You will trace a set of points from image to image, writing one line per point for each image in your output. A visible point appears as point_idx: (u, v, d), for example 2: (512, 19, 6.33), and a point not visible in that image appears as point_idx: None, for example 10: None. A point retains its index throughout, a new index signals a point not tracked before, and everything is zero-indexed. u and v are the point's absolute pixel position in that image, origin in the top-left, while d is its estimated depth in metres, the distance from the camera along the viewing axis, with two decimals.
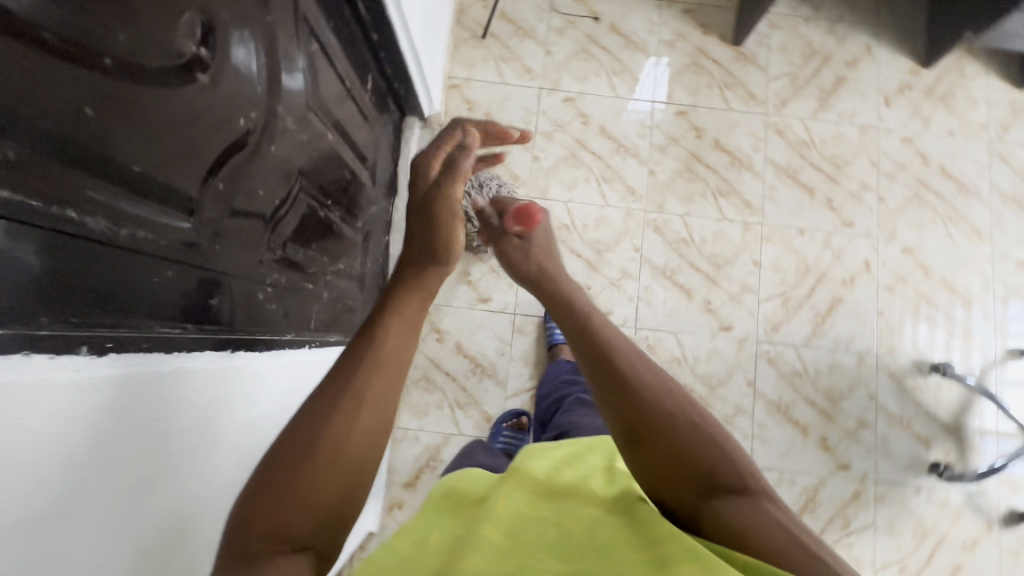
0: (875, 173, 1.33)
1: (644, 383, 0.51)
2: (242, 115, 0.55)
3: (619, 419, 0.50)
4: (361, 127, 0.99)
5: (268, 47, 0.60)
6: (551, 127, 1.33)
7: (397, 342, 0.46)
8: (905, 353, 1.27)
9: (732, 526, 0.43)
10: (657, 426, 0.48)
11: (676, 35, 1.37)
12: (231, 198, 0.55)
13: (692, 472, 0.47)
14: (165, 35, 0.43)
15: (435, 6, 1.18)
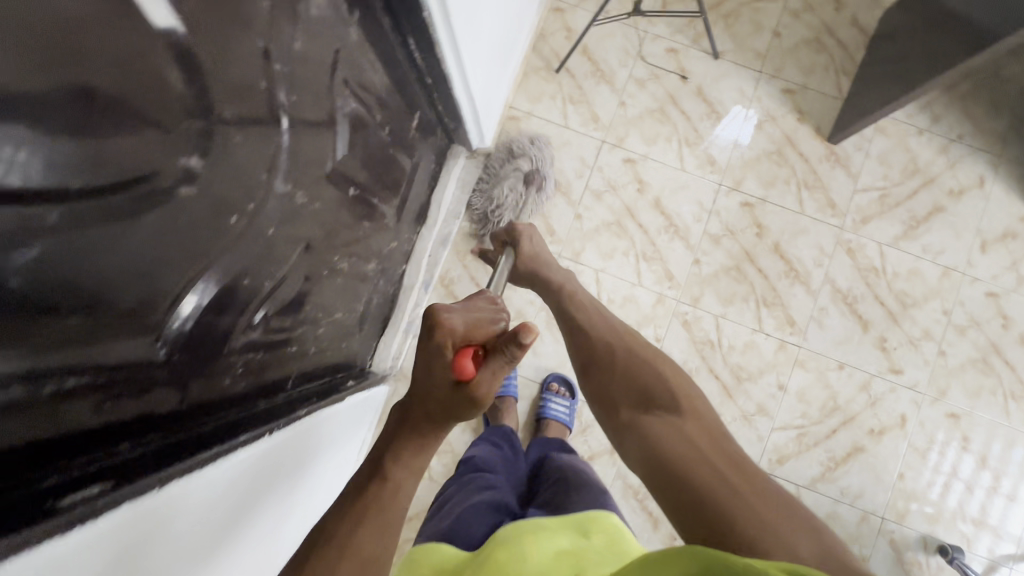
0: (943, 322, 1.19)
1: (600, 330, 0.69)
2: (235, 210, 0.50)
3: (580, 354, 0.68)
4: (395, 166, 0.93)
5: (288, 127, 0.55)
6: (602, 186, 1.24)
7: (408, 488, 0.48)
8: (915, 523, 1.17)
9: (655, 439, 0.55)
10: (602, 359, 0.65)
11: (766, 115, 1.24)
12: (206, 300, 0.50)
13: (633, 394, 0.60)
14: (144, 162, 0.38)
15: (511, 37, 1.09)
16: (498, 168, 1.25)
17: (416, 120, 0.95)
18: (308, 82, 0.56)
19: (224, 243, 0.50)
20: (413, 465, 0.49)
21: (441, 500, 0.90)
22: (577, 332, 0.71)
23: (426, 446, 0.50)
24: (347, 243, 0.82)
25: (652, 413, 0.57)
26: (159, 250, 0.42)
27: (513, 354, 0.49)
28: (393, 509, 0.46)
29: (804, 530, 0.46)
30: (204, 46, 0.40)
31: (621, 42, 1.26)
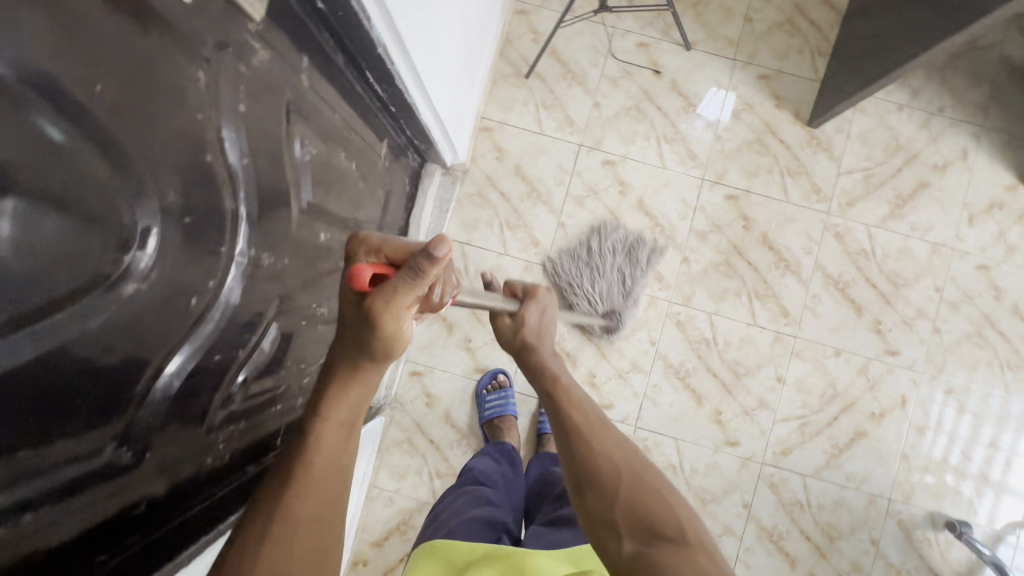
0: (936, 299, 1.19)
1: (601, 441, 0.60)
2: (193, 290, 0.48)
3: (574, 468, 0.59)
4: (367, 197, 0.90)
5: (243, 193, 0.52)
6: (582, 191, 1.21)
7: (334, 436, 0.46)
8: (922, 502, 1.17)
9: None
10: (599, 474, 0.57)
11: (744, 104, 1.21)
12: (173, 388, 0.48)
13: (634, 517, 0.52)
14: (76, 275, 0.35)
15: (477, 48, 1.05)
16: (475, 182, 1.21)
17: (384, 149, 0.91)
18: (259, 142, 0.53)
19: (186, 327, 0.48)
20: (337, 417, 0.46)
21: (436, 511, 0.88)
22: (574, 439, 0.61)
23: (349, 400, 0.47)
24: (324, 287, 0.79)
25: (662, 546, 0.49)
26: (107, 356, 0.39)
27: (415, 266, 0.42)
28: (321, 462, 0.44)
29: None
30: (134, 135, 0.37)
31: (590, 41, 1.22)
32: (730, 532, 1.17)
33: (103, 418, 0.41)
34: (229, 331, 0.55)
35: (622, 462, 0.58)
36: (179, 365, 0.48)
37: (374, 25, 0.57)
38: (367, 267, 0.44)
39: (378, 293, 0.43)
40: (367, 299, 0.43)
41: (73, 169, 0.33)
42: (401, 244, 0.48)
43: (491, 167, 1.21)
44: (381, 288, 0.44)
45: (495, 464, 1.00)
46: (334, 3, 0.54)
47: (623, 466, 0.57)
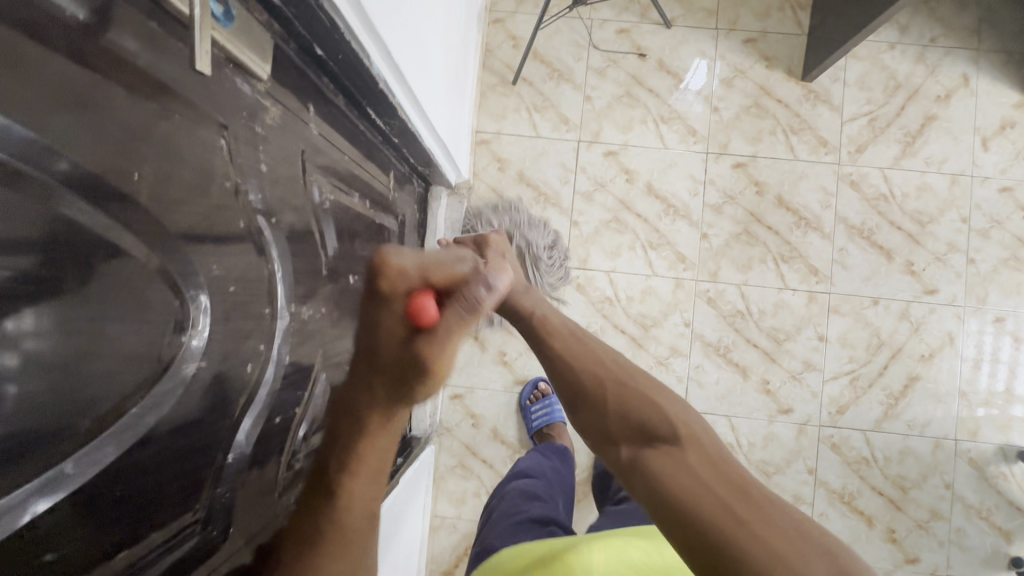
0: (965, 230, 1.16)
1: (584, 355, 0.59)
2: (247, 357, 0.47)
3: (563, 389, 0.58)
4: (384, 232, 0.89)
5: (276, 252, 0.52)
6: (588, 185, 1.20)
7: (365, 490, 0.45)
8: (989, 437, 1.14)
9: (658, 480, 0.45)
10: (587, 392, 0.55)
11: (734, 71, 1.20)
12: (244, 458, 0.47)
13: (626, 422, 0.51)
14: (138, 370, 0.34)
15: (463, 64, 1.04)
16: (481, 196, 1.21)
17: (392, 180, 0.91)
18: (283, 199, 0.53)
19: (246, 397, 0.47)
20: (365, 471, 0.45)
21: (492, 505, 0.93)
22: (557, 361, 0.60)
23: (379, 447, 0.45)
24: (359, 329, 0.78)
25: (652, 449, 0.48)
26: (181, 440, 0.39)
27: (472, 304, 0.47)
28: (356, 513, 0.45)
29: (827, 559, 0.39)
30: (175, 218, 0.37)
31: (570, 37, 1.22)
32: (801, 501, 1.15)
33: (185, 504, 0.40)
34: (285, 389, 0.54)
35: (604, 369, 0.56)
36: (246, 437, 0.47)
37: (374, 59, 0.56)
38: (432, 301, 0.44)
39: (444, 334, 0.44)
40: (430, 334, 0.44)
41: (118, 263, 0.32)
42: (441, 271, 0.49)
43: (494, 178, 1.21)
44: (443, 328, 0.44)
45: (545, 459, 1.02)
46: (332, 47, 0.52)
47: (607, 378, 0.55)
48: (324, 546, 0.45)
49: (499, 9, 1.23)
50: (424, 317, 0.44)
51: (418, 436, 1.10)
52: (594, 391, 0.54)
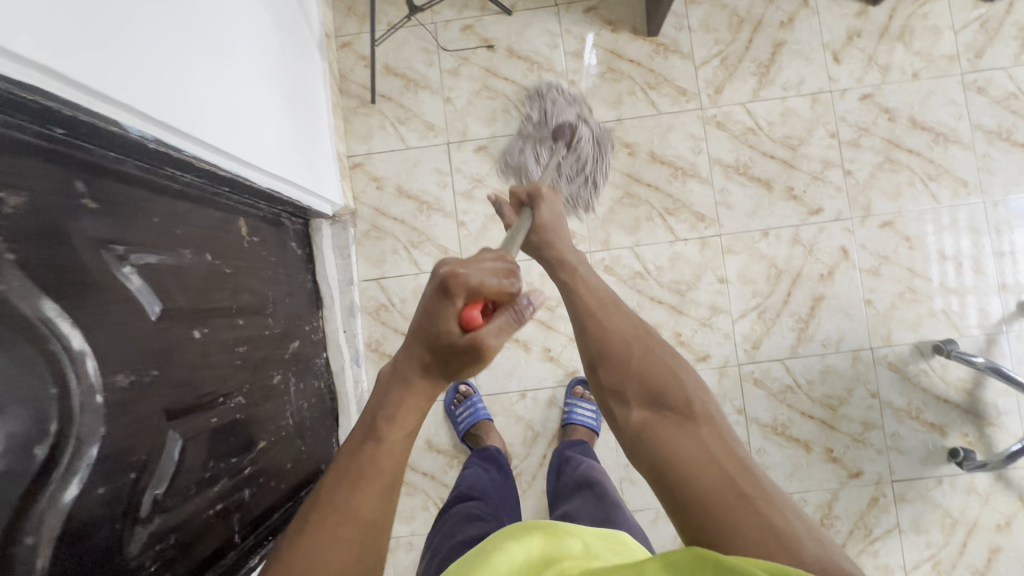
0: (835, 145, 1.18)
1: (610, 317, 0.66)
2: (38, 441, 0.48)
3: (587, 350, 0.65)
4: (248, 279, 0.91)
5: (65, 328, 0.52)
6: (466, 183, 1.21)
7: (399, 439, 0.53)
8: (903, 338, 1.16)
9: (665, 441, 0.55)
10: (612, 355, 0.62)
11: (582, 42, 1.22)
12: (54, 536, 0.49)
13: (644, 389, 0.59)
14: None
15: (302, 98, 1.06)
16: (367, 218, 1.22)
17: (246, 225, 0.92)
18: (67, 276, 0.54)
19: (43, 480, 0.48)
20: (403, 426, 0.54)
21: (434, 531, 0.89)
22: (582, 321, 0.67)
23: (422, 403, 0.55)
24: (231, 377, 0.80)
25: (667, 417, 0.57)
26: None
27: (518, 314, 0.55)
28: (387, 468, 0.52)
29: (800, 520, 0.49)
30: None
31: (417, 45, 1.23)
32: (737, 442, 1.16)
33: None
34: (108, 462, 0.55)
35: (632, 340, 0.63)
36: (50, 519, 0.49)
37: (123, 123, 0.59)
38: (476, 312, 0.53)
39: (493, 339, 0.53)
40: (487, 341, 0.53)
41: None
42: (496, 281, 0.55)
43: (375, 198, 1.22)
44: (493, 331, 0.54)
45: (484, 474, 1.00)
46: (67, 122, 0.53)
47: (637, 344, 0.63)
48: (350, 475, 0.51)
49: (344, 33, 1.24)
50: (473, 323, 0.53)
51: None
52: (621, 361, 0.62)
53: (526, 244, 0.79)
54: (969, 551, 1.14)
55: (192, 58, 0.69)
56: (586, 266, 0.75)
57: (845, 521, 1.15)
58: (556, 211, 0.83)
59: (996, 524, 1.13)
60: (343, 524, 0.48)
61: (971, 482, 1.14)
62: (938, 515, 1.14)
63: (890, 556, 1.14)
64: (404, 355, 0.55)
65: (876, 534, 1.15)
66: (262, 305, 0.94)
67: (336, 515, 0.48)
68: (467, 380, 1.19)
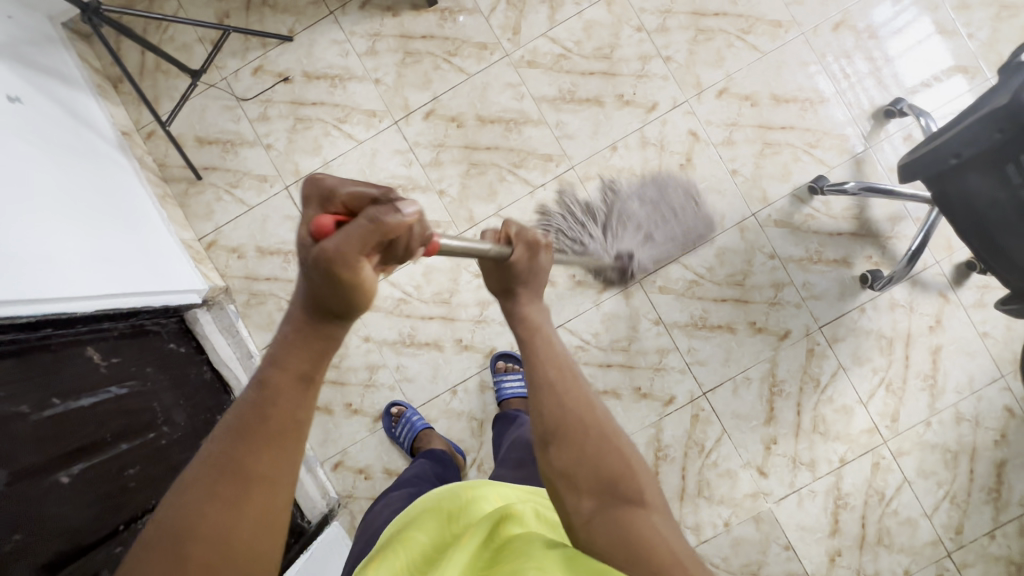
0: (646, 37, 1.17)
1: (569, 391, 0.58)
2: None
3: (542, 422, 0.56)
4: (122, 399, 0.90)
5: None
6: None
7: (294, 389, 0.44)
8: (779, 193, 1.16)
9: (620, 538, 0.49)
10: (568, 434, 0.55)
11: (371, 38, 1.19)
12: None
13: (601, 475, 0.53)
14: None
15: (109, 207, 1.03)
16: (242, 289, 1.21)
17: (99, 351, 0.91)
18: None
19: None
20: (296, 371, 0.44)
21: (368, 519, 0.79)
22: (536, 372, 0.60)
23: (318, 351, 0.45)
24: (125, 506, 0.80)
25: (622, 512, 0.51)
26: None
27: (375, 214, 0.41)
28: (282, 420, 0.43)
29: None
30: None
31: (218, 105, 1.21)
32: (666, 350, 1.17)
33: None
34: None
35: (587, 420, 0.56)
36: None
37: None
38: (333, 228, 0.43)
39: (332, 240, 0.41)
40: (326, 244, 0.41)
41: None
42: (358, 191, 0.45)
43: (242, 267, 1.21)
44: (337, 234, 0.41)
45: (434, 466, 0.96)
46: None
47: (596, 427, 0.56)
48: (244, 437, 0.41)
49: (145, 123, 1.22)
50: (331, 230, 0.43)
51: (314, 523, 1.11)
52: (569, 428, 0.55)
53: (492, 279, 0.67)
54: (914, 360, 1.16)
55: None
56: (547, 323, 0.66)
57: (793, 381, 1.17)
58: (539, 265, 0.67)
59: (928, 327, 1.16)
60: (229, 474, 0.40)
61: (892, 298, 1.16)
62: (874, 340, 1.16)
63: (844, 395, 1.16)
64: (295, 311, 0.46)
65: (824, 381, 1.16)
66: (151, 419, 0.93)
67: (227, 487, 0.39)
68: (398, 400, 1.18)
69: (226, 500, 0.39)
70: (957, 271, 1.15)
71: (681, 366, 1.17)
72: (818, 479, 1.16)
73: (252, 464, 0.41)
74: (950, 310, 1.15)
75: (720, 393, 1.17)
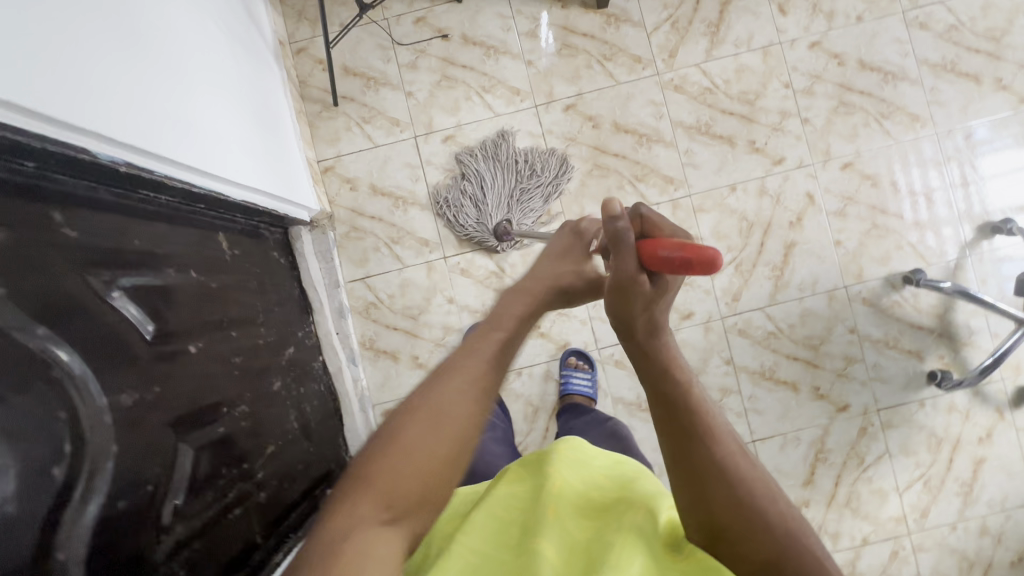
0: (791, 95, 1.21)
1: (715, 426, 0.53)
2: (62, 441, 0.52)
3: (688, 459, 0.52)
4: (235, 289, 0.92)
5: (58, 343, 0.54)
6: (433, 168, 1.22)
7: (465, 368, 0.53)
8: (874, 274, 1.21)
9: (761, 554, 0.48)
10: (716, 468, 0.51)
11: (535, 21, 1.23)
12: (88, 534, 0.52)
13: (742, 506, 0.49)
14: None
15: (264, 107, 1.06)
16: (345, 220, 1.24)
17: (227, 239, 0.93)
18: (55, 304, 0.55)
19: (73, 488, 0.52)
20: (471, 358, 0.53)
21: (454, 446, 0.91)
22: (695, 445, 0.52)
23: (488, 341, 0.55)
24: (230, 389, 0.81)
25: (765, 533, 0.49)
26: (11, 514, 0.46)
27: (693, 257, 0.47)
28: (450, 416, 0.50)
29: None
30: None
31: (372, 42, 1.24)
32: (729, 391, 1.21)
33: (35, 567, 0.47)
34: (128, 473, 0.58)
35: (746, 483, 0.50)
36: (83, 516, 0.52)
37: (93, 149, 0.60)
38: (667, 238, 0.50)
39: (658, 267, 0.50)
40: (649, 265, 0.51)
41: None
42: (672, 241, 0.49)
43: (351, 200, 1.23)
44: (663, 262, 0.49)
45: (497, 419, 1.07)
46: (41, 155, 0.55)
47: (738, 455, 0.52)
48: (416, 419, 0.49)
49: (297, 38, 1.24)
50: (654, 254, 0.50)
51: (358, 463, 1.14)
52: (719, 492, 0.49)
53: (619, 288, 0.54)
54: (956, 466, 1.20)
55: (144, 82, 0.68)
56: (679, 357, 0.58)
57: (838, 453, 1.20)
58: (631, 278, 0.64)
59: (977, 437, 1.20)
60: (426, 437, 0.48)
61: (951, 401, 1.20)
62: (924, 435, 1.20)
63: (883, 480, 1.20)
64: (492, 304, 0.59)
65: (868, 461, 1.20)
66: (253, 317, 0.95)
67: (400, 463, 0.47)
68: None
69: (414, 474, 0.47)
70: (1018, 393, 1.20)
71: (739, 409, 1.21)
72: (837, 551, 1.19)
73: (436, 437, 0.49)
74: (1002, 428, 1.19)
75: (768, 445, 1.20)
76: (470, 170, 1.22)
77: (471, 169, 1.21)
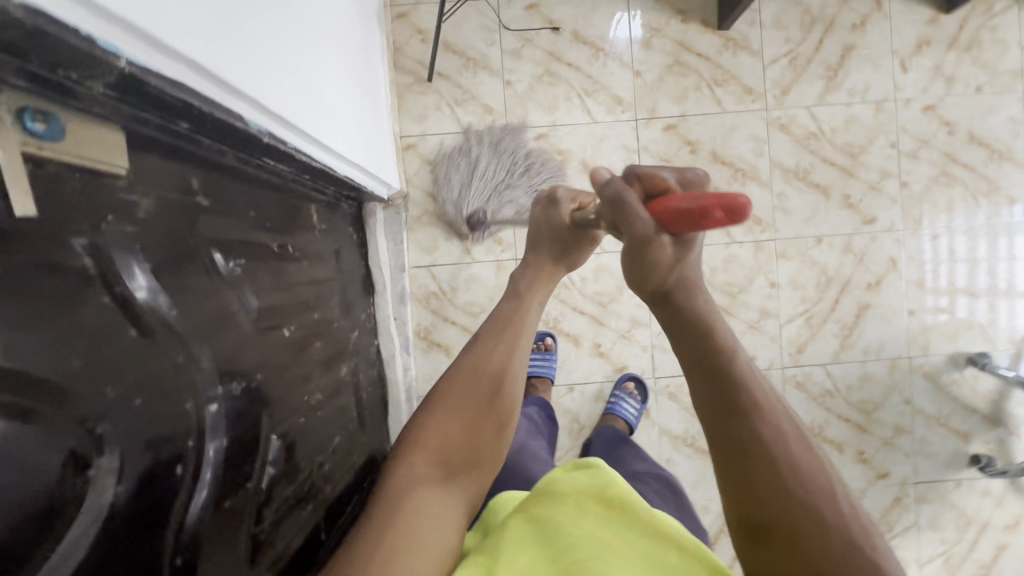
0: (895, 155, 1.18)
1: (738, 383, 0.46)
2: (185, 438, 0.48)
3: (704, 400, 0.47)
4: (318, 265, 0.87)
5: (185, 328, 0.50)
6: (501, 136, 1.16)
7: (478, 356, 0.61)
8: (940, 349, 1.20)
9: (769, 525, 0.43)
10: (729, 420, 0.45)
11: (651, 30, 1.17)
12: (198, 534, 0.49)
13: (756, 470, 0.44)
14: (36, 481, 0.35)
15: (368, 74, 0.99)
16: (419, 203, 1.19)
17: (316, 212, 0.88)
18: (183, 282, 0.51)
19: (190, 484, 0.48)
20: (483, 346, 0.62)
21: None
22: (732, 412, 0.45)
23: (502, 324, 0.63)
24: (309, 376, 0.78)
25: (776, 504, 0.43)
26: (138, 516, 0.43)
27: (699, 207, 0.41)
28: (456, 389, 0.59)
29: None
30: (42, 331, 0.36)
31: (478, 21, 1.17)
32: None
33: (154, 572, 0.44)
34: (233, 468, 0.55)
35: (792, 465, 0.44)
36: (196, 514, 0.49)
37: (246, 117, 0.53)
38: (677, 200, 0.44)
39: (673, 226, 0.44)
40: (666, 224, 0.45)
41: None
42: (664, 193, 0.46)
43: (428, 182, 1.19)
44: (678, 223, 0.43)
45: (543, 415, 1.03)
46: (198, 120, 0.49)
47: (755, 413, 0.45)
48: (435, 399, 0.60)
49: (400, 2, 1.17)
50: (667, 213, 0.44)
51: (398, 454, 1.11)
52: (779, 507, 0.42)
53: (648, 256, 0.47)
54: (979, 548, 1.21)
55: (291, 39, 0.61)
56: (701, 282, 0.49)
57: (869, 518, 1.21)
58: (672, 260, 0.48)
59: (1005, 524, 1.21)
60: (468, 398, 0.58)
61: (987, 486, 1.21)
62: (954, 514, 1.21)
63: (907, 551, 1.21)
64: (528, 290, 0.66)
65: (897, 529, 1.21)
66: (329, 297, 0.90)
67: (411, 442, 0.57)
68: (551, 334, 1.18)
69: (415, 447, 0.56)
70: None
71: None
72: None
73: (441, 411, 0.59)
74: None
75: None
76: (486, 155, 1.15)
77: (486, 154, 1.15)
